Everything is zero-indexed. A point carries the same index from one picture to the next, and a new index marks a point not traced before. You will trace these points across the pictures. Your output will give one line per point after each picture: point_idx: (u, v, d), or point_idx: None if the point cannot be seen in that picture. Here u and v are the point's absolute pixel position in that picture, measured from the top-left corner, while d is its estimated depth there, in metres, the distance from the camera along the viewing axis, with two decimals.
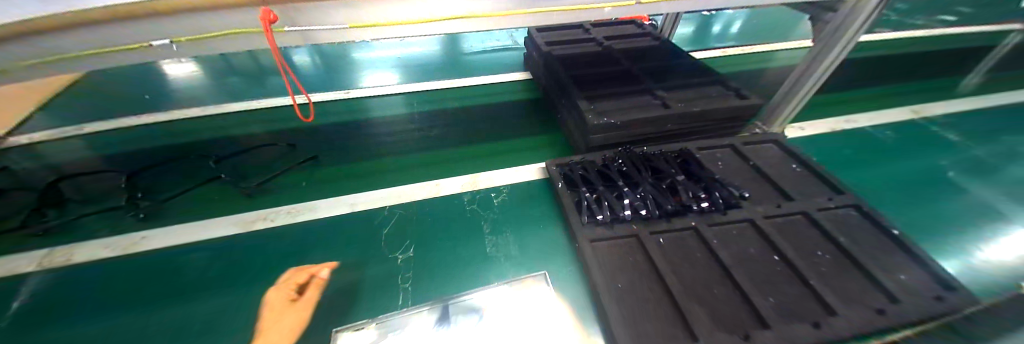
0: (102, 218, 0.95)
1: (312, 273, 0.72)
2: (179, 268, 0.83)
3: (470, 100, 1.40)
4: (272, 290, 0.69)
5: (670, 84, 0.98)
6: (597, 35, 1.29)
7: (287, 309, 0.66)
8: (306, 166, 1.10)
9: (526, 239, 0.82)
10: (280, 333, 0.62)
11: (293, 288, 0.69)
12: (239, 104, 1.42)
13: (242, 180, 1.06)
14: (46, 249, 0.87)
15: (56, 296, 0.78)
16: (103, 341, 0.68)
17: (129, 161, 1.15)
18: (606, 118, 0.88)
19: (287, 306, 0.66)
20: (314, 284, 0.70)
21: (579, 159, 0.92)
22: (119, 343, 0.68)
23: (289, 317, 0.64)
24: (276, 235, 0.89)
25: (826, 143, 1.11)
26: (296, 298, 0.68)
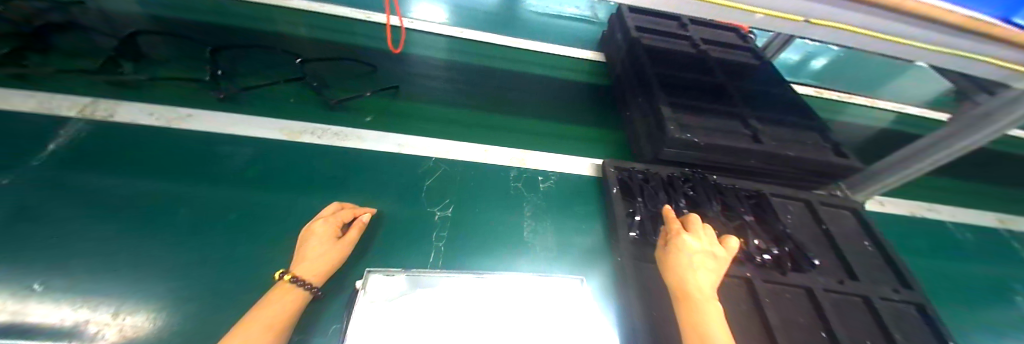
0: (172, 86, 0.93)
1: (355, 213, 0.68)
2: (215, 156, 0.81)
3: (532, 67, 1.29)
4: (316, 219, 0.65)
5: (763, 116, 0.90)
6: (694, 35, 1.16)
7: (331, 243, 0.61)
8: (387, 94, 1.05)
9: (566, 234, 0.79)
10: (319, 264, 0.58)
11: (339, 224, 0.65)
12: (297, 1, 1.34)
13: (325, 87, 1.02)
14: (86, 98, 0.86)
15: (93, 148, 0.78)
16: (133, 209, 0.69)
17: (180, 30, 1.11)
18: (688, 133, 0.80)
19: (331, 239, 0.62)
20: (359, 225, 0.66)
21: (642, 168, 0.85)
22: (147, 215, 0.68)
23: (334, 250, 0.60)
24: (314, 153, 0.86)
25: (902, 226, 1.00)
26: (339, 235, 0.64)
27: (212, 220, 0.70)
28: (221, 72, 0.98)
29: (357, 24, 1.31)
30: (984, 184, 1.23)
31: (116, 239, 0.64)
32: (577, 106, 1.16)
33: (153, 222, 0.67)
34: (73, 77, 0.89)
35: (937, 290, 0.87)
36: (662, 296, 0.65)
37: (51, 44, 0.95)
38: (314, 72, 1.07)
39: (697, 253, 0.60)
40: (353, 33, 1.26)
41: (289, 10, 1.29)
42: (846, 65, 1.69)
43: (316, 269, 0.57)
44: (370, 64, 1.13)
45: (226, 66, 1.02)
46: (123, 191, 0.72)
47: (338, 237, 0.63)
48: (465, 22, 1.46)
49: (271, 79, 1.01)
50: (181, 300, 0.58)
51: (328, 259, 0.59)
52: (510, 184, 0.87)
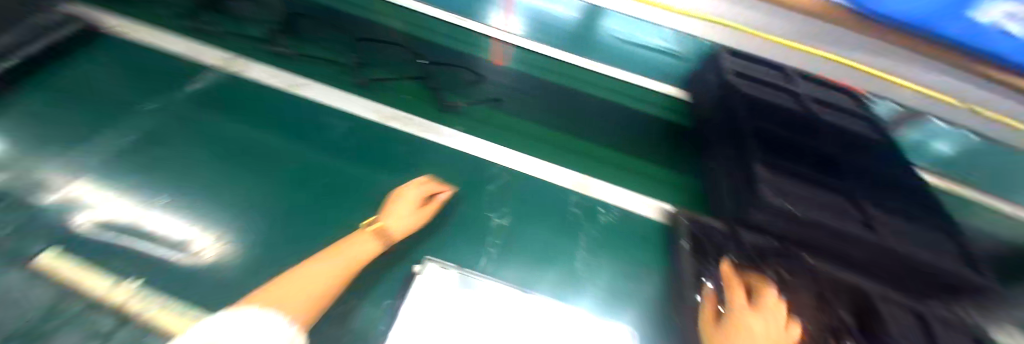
0: (314, 63, 1.06)
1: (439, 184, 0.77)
2: (316, 121, 0.90)
3: (610, 93, 1.26)
4: (409, 184, 0.74)
5: (878, 200, 0.78)
6: (801, 91, 1.05)
7: (417, 208, 0.69)
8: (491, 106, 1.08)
9: (620, 276, 0.74)
10: (403, 225, 0.66)
11: (426, 193, 0.72)
12: None
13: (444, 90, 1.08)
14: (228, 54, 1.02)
15: (225, 96, 0.91)
16: (241, 154, 0.79)
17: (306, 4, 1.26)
18: (784, 202, 0.71)
19: (416, 205, 0.70)
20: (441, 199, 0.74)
21: (722, 227, 0.76)
22: (250, 162, 0.77)
23: (418, 215, 0.69)
24: (395, 136, 0.92)
25: None
26: (424, 202, 0.72)
27: (300, 178, 0.77)
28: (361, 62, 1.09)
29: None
30: None
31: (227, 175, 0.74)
32: (650, 143, 1.11)
33: (254, 169, 0.76)
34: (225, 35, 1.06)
35: None
36: None
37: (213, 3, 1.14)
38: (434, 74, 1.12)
39: (756, 333, 0.56)
40: None
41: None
42: None
43: (404, 221, 0.66)
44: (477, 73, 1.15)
45: (364, 55, 1.13)
46: (237, 138, 0.82)
47: (422, 204, 0.71)
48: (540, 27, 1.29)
49: (398, 75, 1.08)
50: (266, 241, 0.64)
51: (411, 218, 0.68)
52: (569, 208, 0.85)
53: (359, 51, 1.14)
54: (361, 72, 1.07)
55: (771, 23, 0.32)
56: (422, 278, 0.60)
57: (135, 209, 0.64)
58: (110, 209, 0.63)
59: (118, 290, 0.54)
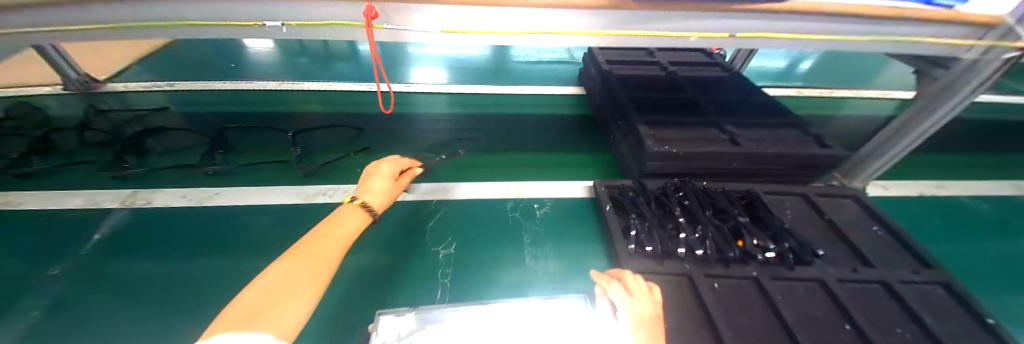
0: (263, 169, 1.07)
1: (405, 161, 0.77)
2: (239, 226, 0.89)
3: (519, 108, 1.41)
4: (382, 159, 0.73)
5: (739, 120, 0.96)
6: (662, 59, 1.27)
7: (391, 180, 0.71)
8: (413, 154, 1.14)
9: (566, 256, 0.80)
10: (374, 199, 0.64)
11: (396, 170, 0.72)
12: (310, 84, 1.52)
13: (380, 151, 1.16)
14: (130, 190, 0.98)
15: (130, 232, 0.87)
16: (162, 281, 0.75)
17: (208, 120, 1.27)
18: (667, 146, 0.84)
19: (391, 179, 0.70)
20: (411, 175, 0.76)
21: (631, 184, 0.90)
22: (172, 287, 0.74)
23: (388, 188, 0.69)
24: (327, 211, 0.94)
25: (913, 207, 0.98)
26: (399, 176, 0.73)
27: (238, 286, 0.75)
28: (304, 152, 1.12)
29: (360, 94, 1.48)
30: (994, 155, 1.21)
31: (149, 313, 0.69)
32: (564, 137, 1.23)
33: (179, 293, 0.73)
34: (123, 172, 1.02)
35: (974, 270, 0.81)
36: (669, 306, 0.65)
37: (105, 147, 1.10)
38: (368, 142, 1.20)
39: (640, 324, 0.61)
40: (358, 103, 1.42)
41: (299, 91, 1.47)
42: (820, 67, 1.78)
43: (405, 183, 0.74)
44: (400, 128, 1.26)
45: (304, 145, 1.17)
46: (152, 268, 0.78)
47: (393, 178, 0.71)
48: (457, 78, 1.63)
49: (342, 153, 1.14)
50: None
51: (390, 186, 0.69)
52: (507, 215, 0.91)
53: (298, 143, 1.17)
54: (308, 161, 1.10)
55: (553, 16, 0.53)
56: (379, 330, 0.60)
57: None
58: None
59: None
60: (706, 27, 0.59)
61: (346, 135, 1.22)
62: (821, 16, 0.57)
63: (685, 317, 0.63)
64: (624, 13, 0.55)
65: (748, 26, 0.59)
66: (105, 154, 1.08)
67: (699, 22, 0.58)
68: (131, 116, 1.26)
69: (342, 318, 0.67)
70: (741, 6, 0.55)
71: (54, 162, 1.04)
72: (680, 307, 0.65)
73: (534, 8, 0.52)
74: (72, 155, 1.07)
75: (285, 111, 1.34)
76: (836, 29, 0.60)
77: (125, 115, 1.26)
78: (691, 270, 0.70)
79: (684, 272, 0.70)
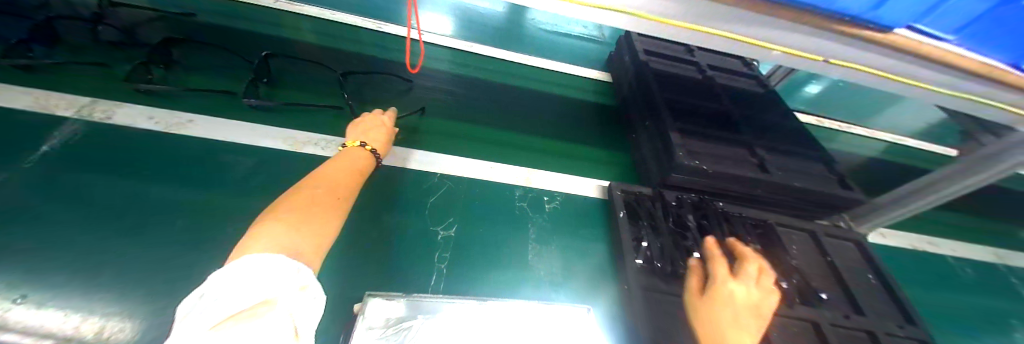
0: (307, 113, 0.96)
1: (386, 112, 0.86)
2: (215, 164, 0.79)
3: (540, 84, 1.31)
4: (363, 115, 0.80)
5: (770, 144, 0.91)
6: (700, 61, 1.18)
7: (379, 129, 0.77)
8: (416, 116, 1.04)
9: (571, 257, 0.77)
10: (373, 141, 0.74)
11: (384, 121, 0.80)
12: (309, 8, 1.33)
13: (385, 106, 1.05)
14: (88, 98, 0.84)
15: (85, 151, 0.75)
16: (122, 215, 0.66)
17: (195, 33, 1.10)
18: (696, 161, 0.80)
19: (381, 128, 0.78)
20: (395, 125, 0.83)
21: (648, 192, 0.85)
22: (136, 223, 0.65)
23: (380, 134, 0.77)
24: (316, 164, 0.84)
25: (903, 259, 1.00)
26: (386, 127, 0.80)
27: (209, 233, 0.67)
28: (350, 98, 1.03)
29: (366, 33, 1.31)
30: (980, 220, 1.26)
31: (109, 248, 0.61)
32: (580, 126, 1.16)
33: (143, 231, 0.64)
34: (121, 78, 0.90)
35: (946, 329, 0.86)
36: (672, 329, 0.63)
37: (112, 47, 0.97)
38: (373, 92, 1.08)
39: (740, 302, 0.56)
40: (362, 42, 1.26)
41: (297, 14, 1.29)
42: (847, 95, 1.73)
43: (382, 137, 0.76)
44: (408, 82, 1.15)
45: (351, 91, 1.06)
46: (110, 197, 0.68)
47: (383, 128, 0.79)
48: (476, 36, 1.48)
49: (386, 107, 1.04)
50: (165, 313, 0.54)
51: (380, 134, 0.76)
52: (514, 203, 0.85)
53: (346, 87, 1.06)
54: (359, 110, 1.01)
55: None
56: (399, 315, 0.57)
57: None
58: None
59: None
60: (791, 41, 0.52)
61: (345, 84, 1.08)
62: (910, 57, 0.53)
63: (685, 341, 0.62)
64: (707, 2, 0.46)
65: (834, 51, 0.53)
66: (90, 53, 0.94)
67: (787, 34, 0.51)
68: (146, 19, 1.12)
69: (321, 288, 0.61)
70: (843, 27, 0.49)
71: (59, 57, 0.90)
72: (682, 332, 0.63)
73: None
74: (78, 52, 0.93)
75: (278, 37, 1.18)
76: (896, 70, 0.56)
77: (137, 15, 1.12)
78: None
79: None
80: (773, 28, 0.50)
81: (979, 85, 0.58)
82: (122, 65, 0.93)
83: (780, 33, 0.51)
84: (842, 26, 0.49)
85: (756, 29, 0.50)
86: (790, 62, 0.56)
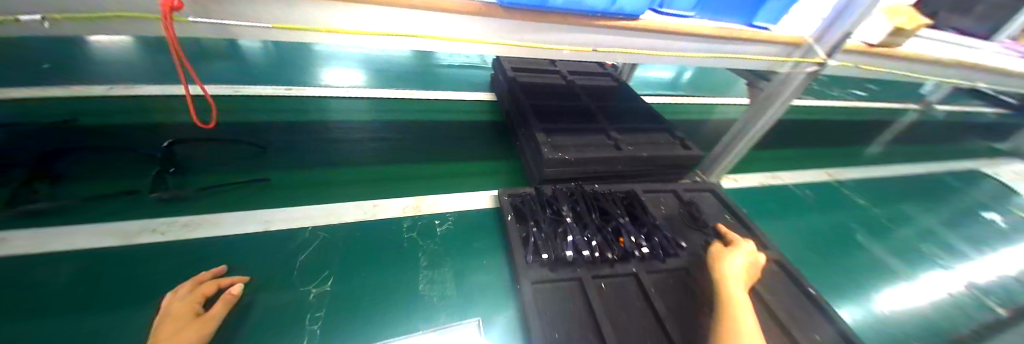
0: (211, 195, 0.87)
1: (217, 284, 0.63)
2: (15, 283, 0.65)
3: (431, 114, 1.35)
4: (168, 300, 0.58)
5: (623, 126, 1.04)
6: (561, 69, 1.34)
7: (187, 323, 0.54)
8: (294, 170, 0.99)
9: (466, 275, 0.78)
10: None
11: (198, 300, 0.59)
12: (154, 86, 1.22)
13: (256, 167, 0.98)
14: None
15: None
16: None
17: (9, 138, 0.93)
18: (560, 153, 0.88)
19: (189, 318, 0.55)
20: (226, 298, 0.60)
21: (531, 192, 0.92)
22: None
23: (188, 329, 0.54)
24: (166, 248, 0.74)
25: (757, 196, 1.20)
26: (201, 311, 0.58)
27: None
28: (240, 169, 0.96)
29: (231, 99, 1.24)
30: (805, 151, 1.58)
31: None
32: (471, 146, 1.21)
33: None
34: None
35: (797, 246, 1.03)
36: (562, 316, 0.67)
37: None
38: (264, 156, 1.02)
39: None
40: (228, 110, 1.19)
41: (143, 95, 1.17)
42: (698, 77, 2.09)
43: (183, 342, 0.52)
44: (284, 140, 1.10)
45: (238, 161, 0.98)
46: None
47: (195, 315, 0.56)
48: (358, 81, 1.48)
49: (264, 168, 0.98)
50: None
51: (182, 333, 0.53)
52: (402, 236, 0.85)
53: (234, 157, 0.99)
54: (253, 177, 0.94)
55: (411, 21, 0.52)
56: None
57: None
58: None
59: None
60: (574, 40, 0.62)
61: (212, 154, 1.00)
62: (666, 35, 0.66)
63: (576, 324, 0.65)
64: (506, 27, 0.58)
65: (608, 41, 0.64)
66: None
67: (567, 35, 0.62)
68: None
69: None
70: (600, 21, 0.60)
71: None
72: (573, 315, 0.67)
73: (382, 8, 0.49)
74: None
75: (117, 122, 1.05)
76: (676, 47, 0.70)
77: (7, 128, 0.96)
78: (581, 274, 0.74)
79: (575, 277, 0.73)
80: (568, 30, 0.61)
81: (734, 45, 0.74)
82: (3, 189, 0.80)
83: (561, 36, 0.61)
84: (601, 21, 0.60)
85: (538, 34, 0.60)
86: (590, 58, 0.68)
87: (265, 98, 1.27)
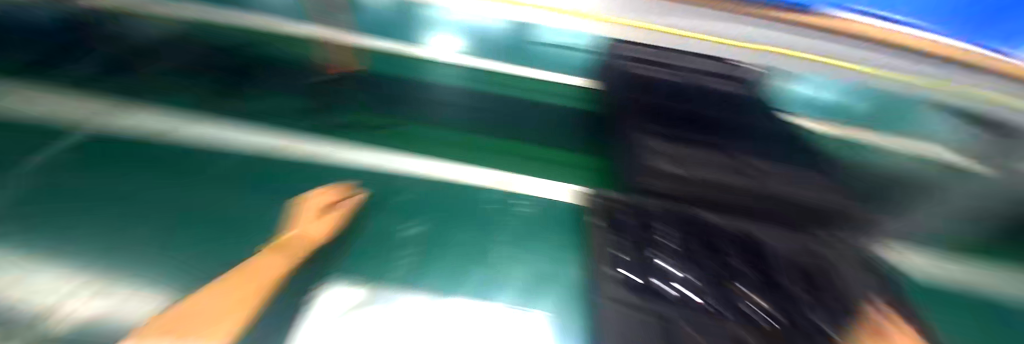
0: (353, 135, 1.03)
1: (341, 196, 0.79)
2: (212, 167, 0.87)
3: (524, 91, 1.22)
4: (311, 197, 0.77)
5: (749, 150, 0.91)
6: (693, 64, 1.11)
7: (314, 219, 0.71)
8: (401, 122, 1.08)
9: (536, 261, 0.76)
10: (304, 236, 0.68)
11: (324, 204, 0.75)
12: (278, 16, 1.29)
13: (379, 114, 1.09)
14: (119, 114, 0.98)
15: (107, 153, 0.88)
16: (122, 215, 0.73)
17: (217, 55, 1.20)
18: (665, 165, 0.82)
19: (314, 217, 0.72)
20: (342, 210, 0.75)
21: (623, 197, 0.84)
22: (133, 221, 0.72)
23: (318, 223, 0.70)
24: (310, 166, 0.92)
25: (958, 282, 0.84)
26: (324, 212, 0.73)
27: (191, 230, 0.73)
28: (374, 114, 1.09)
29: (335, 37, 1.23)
30: None
31: (97, 240, 0.68)
32: (568, 132, 1.11)
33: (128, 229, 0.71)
34: (146, 94, 1.05)
35: None
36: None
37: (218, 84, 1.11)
38: (392, 105, 1.13)
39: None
40: (340, 50, 1.23)
41: (273, 25, 1.26)
42: None
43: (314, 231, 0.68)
44: (399, 90, 1.18)
45: (375, 106, 1.12)
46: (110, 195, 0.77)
47: (319, 216, 0.72)
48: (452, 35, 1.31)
49: (392, 117, 1.09)
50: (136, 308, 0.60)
51: (310, 224, 0.70)
52: (485, 204, 0.87)
53: (370, 102, 1.13)
54: (385, 123, 1.08)
55: None
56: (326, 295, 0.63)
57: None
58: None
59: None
60: None
61: (352, 96, 1.14)
62: None
63: None
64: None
65: None
66: (200, 87, 1.10)
67: None
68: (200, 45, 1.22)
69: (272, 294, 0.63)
70: None
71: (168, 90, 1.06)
72: None
73: None
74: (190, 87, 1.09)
75: (272, 50, 1.23)
76: None
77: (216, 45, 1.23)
78: (670, 309, 0.60)
79: (662, 310, 0.60)
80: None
81: None
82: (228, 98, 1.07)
83: None
84: None
85: None
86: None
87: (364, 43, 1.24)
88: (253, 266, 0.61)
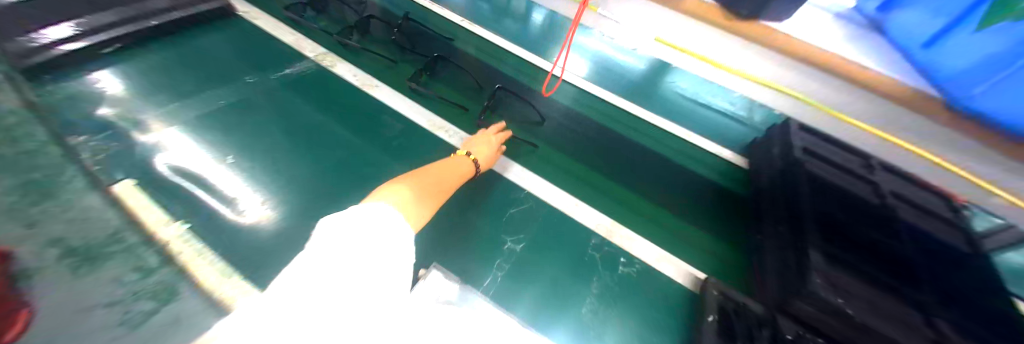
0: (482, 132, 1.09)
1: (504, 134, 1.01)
2: (378, 123, 1.04)
3: (657, 142, 1.16)
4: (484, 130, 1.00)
5: (967, 328, 0.65)
6: (885, 184, 0.89)
7: (490, 146, 0.95)
8: (529, 131, 1.12)
9: (627, 330, 0.73)
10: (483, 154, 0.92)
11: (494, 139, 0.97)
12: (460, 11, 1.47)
13: (510, 119, 1.14)
14: (327, 56, 1.23)
15: (314, 86, 1.11)
16: (314, 142, 0.95)
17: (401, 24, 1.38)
18: (840, 297, 0.63)
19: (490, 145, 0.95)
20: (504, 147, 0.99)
21: (751, 309, 0.72)
22: (319, 152, 0.93)
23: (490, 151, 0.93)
24: (444, 148, 1.01)
25: None
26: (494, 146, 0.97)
27: (355, 173, 0.90)
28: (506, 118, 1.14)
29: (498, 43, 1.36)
30: None
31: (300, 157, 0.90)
32: (688, 202, 1.01)
33: (318, 156, 0.92)
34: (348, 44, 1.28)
35: None
36: None
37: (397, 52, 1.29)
38: (524, 115, 1.17)
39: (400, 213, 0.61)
40: (498, 53, 1.34)
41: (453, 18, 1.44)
42: None
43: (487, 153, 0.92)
44: (534, 102, 1.21)
45: (509, 110, 1.17)
46: (307, 124, 0.99)
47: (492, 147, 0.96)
48: (600, 69, 1.34)
49: (520, 126, 1.13)
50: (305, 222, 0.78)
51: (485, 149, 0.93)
52: (588, 251, 0.84)
53: (506, 105, 1.19)
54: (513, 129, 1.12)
55: (794, 78, 0.44)
56: (424, 281, 0.68)
57: (256, 197, 0.80)
58: (236, 190, 0.80)
59: (170, 229, 0.71)
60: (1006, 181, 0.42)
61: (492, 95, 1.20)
62: None
63: None
64: (870, 96, 0.41)
65: None
66: (384, 50, 1.30)
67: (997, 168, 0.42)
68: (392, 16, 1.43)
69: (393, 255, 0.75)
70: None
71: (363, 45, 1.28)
72: None
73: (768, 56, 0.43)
74: (378, 47, 1.30)
75: (445, 34, 1.39)
76: None
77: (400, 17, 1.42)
78: None
79: None
80: (908, 123, 0.42)
81: None
82: (399, 67, 1.24)
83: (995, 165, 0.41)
84: None
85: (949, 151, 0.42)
86: (895, 159, 0.47)
87: (518, 54, 1.34)
88: (433, 169, 0.78)
